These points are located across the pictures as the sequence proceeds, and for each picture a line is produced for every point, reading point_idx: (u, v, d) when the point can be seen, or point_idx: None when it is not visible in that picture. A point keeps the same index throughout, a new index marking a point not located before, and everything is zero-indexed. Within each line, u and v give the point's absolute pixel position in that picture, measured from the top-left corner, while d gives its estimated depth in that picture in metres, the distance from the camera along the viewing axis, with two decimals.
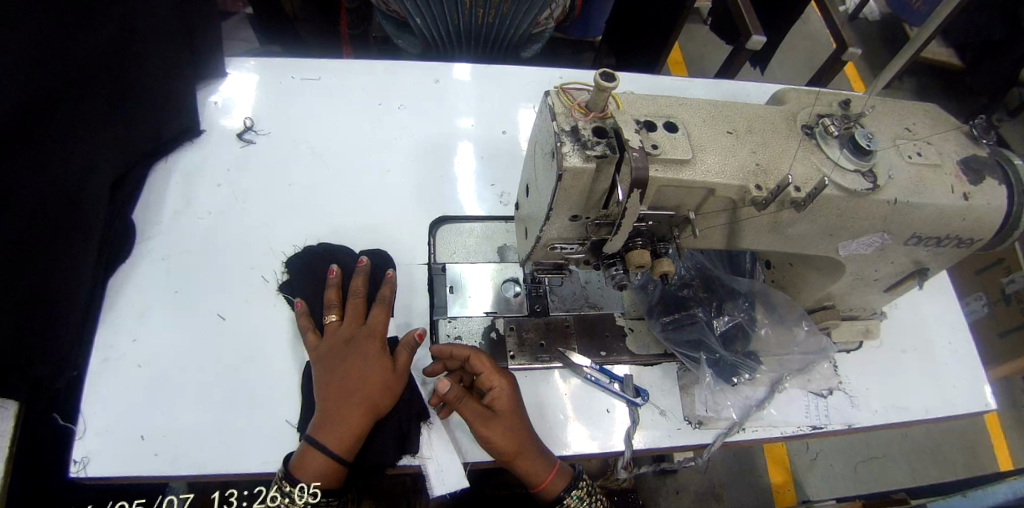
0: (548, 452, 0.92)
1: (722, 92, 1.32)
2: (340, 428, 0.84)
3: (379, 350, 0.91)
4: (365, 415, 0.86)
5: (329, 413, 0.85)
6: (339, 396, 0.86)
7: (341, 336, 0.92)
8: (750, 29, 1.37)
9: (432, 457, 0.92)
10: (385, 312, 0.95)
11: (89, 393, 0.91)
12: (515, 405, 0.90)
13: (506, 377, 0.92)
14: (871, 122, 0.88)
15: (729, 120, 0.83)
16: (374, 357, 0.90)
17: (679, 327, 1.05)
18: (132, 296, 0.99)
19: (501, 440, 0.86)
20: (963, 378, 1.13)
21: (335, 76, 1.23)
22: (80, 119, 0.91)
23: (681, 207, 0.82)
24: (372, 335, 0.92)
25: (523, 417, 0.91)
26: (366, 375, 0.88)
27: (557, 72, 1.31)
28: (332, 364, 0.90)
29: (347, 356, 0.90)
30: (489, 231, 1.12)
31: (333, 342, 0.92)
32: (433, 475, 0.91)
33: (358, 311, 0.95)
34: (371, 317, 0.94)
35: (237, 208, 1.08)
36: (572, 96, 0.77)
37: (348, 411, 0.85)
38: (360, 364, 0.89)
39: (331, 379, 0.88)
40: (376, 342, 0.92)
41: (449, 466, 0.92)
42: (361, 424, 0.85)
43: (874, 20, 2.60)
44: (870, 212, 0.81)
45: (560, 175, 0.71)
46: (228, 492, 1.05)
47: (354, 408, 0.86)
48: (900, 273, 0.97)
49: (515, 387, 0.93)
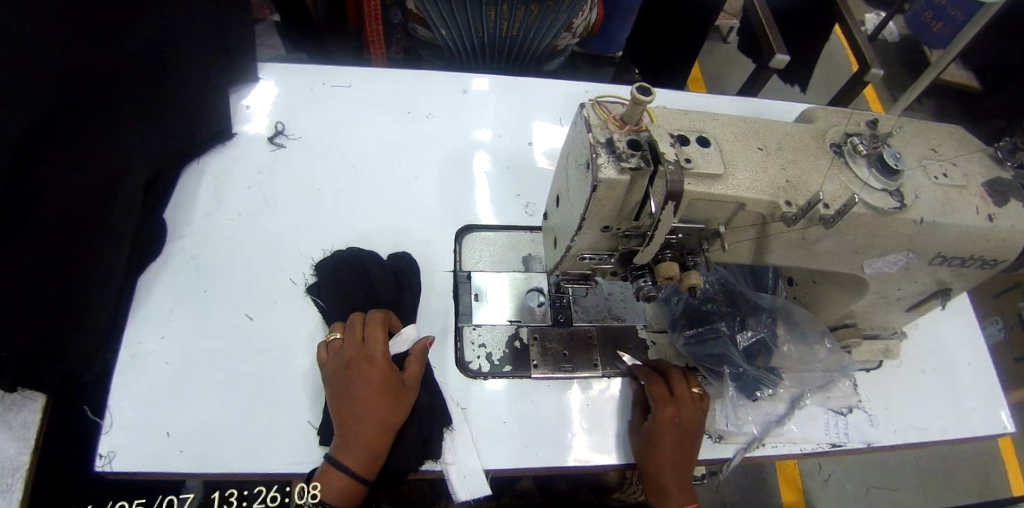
0: (684, 496, 0.91)
1: (750, 110, 1.31)
2: (360, 451, 0.84)
3: (384, 369, 0.87)
4: (384, 433, 0.86)
5: (348, 435, 0.84)
6: (354, 419, 0.85)
7: (344, 357, 0.88)
8: (774, 48, 1.36)
9: (453, 462, 0.92)
10: (382, 326, 0.91)
11: (118, 387, 0.92)
12: (667, 439, 0.91)
13: (677, 411, 0.92)
14: (898, 142, 0.89)
15: (759, 136, 0.84)
16: (381, 378, 0.87)
17: (702, 341, 1.04)
18: (162, 294, 1.00)
19: (637, 450, 0.93)
20: (982, 400, 1.13)
21: (366, 84, 1.25)
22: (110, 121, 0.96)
23: (711, 221, 0.82)
24: (374, 355, 0.88)
25: (677, 451, 0.92)
26: (376, 397, 0.86)
27: (582, 86, 1.31)
28: (342, 388, 0.86)
29: (355, 379, 0.87)
30: (515, 240, 1.12)
31: (337, 363, 0.88)
32: (455, 477, 0.91)
33: (355, 331, 0.91)
34: (370, 335, 0.90)
35: (267, 210, 1.10)
36: (607, 108, 0.79)
37: (365, 433, 0.84)
38: (370, 386, 0.86)
39: (343, 402, 0.86)
40: (379, 362, 0.88)
41: (473, 470, 0.92)
42: (381, 443, 0.85)
43: (893, 42, 2.62)
44: (896, 230, 0.82)
45: (595, 186, 0.73)
46: (228, 492, 1.04)
47: (371, 429, 0.85)
48: (923, 292, 0.97)
49: (681, 428, 0.92)
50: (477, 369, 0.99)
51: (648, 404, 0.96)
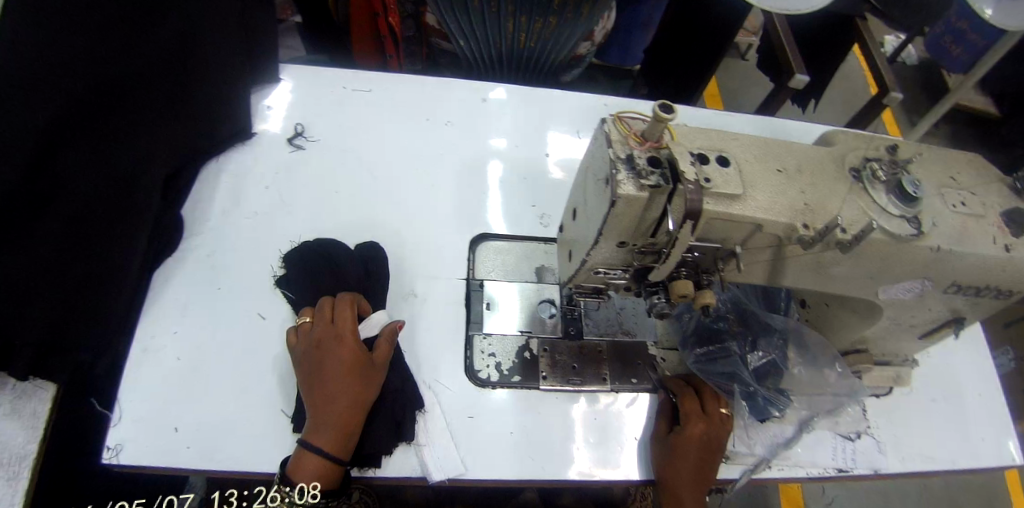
0: None
1: (768, 131, 1.31)
2: (333, 432, 0.84)
3: (352, 347, 0.88)
4: (355, 412, 0.86)
5: (317, 415, 0.84)
6: (323, 398, 0.85)
7: (312, 337, 0.89)
8: (794, 68, 1.36)
9: (428, 445, 0.92)
10: (351, 306, 0.93)
11: (128, 380, 0.93)
12: (695, 453, 0.91)
13: (705, 426, 0.93)
14: (916, 169, 0.89)
15: (779, 158, 0.84)
16: (349, 357, 0.88)
17: (713, 360, 1.03)
18: (177, 289, 1.01)
19: (659, 462, 0.93)
20: (993, 431, 1.11)
21: (387, 88, 1.26)
22: (135, 114, 0.98)
23: (728, 240, 0.82)
24: (343, 334, 0.89)
25: (700, 468, 0.92)
26: (345, 375, 0.86)
27: (600, 99, 1.30)
28: (310, 368, 0.87)
29: (323, 358, 0.87)
30: (529, 251, 1.12)
31: (305, 344, 0.90)
32: (429, 461, 0.91)
33: (324, 312, 0.92)
34: (338, 315, 0.91)
35: (283, 210, 1.10)
36: (627, 124, 0.80)
37: (335, 412, 0.84)
38: (339, 364, 0.87)
39: (313, 382, 0.86)
40: (348, 341, 0.89)
41: (447, 455, 0.92)
42: (351, 421, 0.85)
43: (912, 64, 2.62)
44: (912, 257, 0.82)
45: (614, 201, 0.73)
46: (228, 494, 0.95)
47: (341, 408, 0.85)
48: (937, 320, 0.97)
49: (707, 444, 0.93)
50: (486, 378, 0.99)
51: (674, 418, 0.97)
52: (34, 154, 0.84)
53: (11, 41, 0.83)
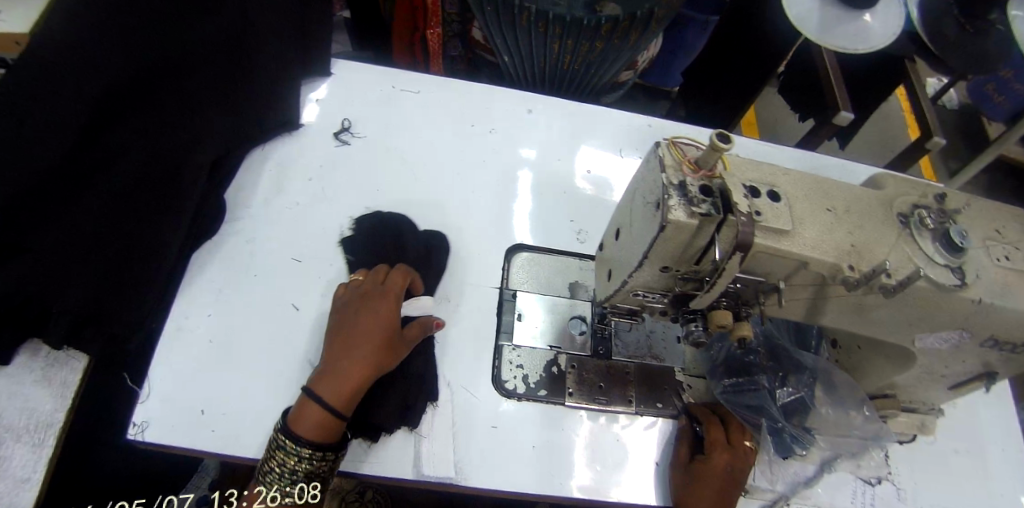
0: None
1: (809, 164, 1.28)
2: (339, 385, 0.85)
3: (390, 312, 0.92)
4: (366, 372, 0.87)
5: (334, 364, 0.87)
6: (344, 349, 0.88)
7: (360, 291, 0.95)
8: (839, 105, 1.35)
9: (428, 437, 0.94)
10: (403, 277, 0.97)
11: (159, 358, 0.93)
12: (716, 483, 0.91)
13: (728, 457, 0.93)
14: (964, 219, 0.87)
15: (829, 197, 0.84)
16: (383, 318, 0.91)
17: (740, 391, 1.03)
18: (214, 273, 1.01)
19: (678, 489, 0.92)
20: (1017, 489, 1.10)
21: (434, 91, 1.26)
22: (183, 100, 1.04)
23: (772, 275, 0.82)
24: (387, 296, 0.94)
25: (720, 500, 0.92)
26: (372, 333, 0.89)
27: (645, 119, 1.30)
28: (346, 319, 0.92)
29: (361, 312, 0.92)
30: (564, 266, 1.13)
31: (351, 297, 0.95)
32: (423, 452, 0.92)
33: (379, 274, 0.98)
34: (390, 279, 0.96)
35: (325, 205, 1.11)
36: (681, 149, 0.80)
37: (349, 366, 0.87)
38: (370, 322, 0.90)
39: (342, 331, 0.90)
40: (389, 305, 0.93)
41: (442, 451, 0.92)
42: (360, 382, 0.86)
43: (952, 109, 2.61)
44: (953, 307, 0.81)
45: (663, 226, 0.73)
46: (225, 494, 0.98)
47: (355, 364, 0.87)
48: (968, 373, 0.95)
49: (730, 476, 0.93)
50: (513, 389, 1.00)
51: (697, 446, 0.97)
52: (82, 128, 0.93)
53: (51, 39, 0.94)
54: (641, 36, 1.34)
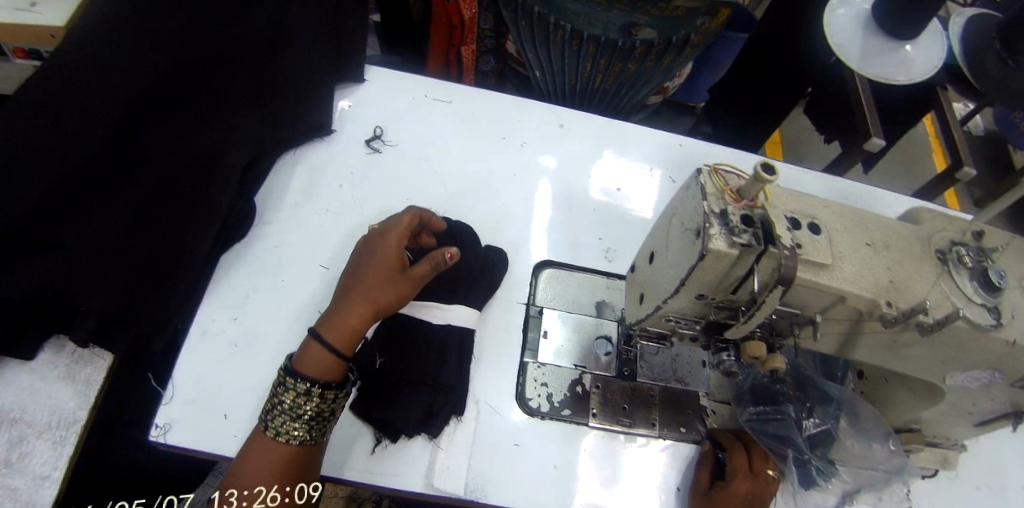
0: None
1: (838, 195, 1.27)
2: (338, 327, 0.88)
3: (389, 253, 0.93)
4: (364, 312, 0.89)
5: (337, 306, 0.91)
6: (347, 293, 0.91)
7: (367, 237, 0.97)
8: (871, 132, 1.33)
9: (445, 448, 0.93)
10: (408, 216, 0.97)
11: (183, 360, 0.93)
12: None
13: (750, 486, 0.92)
14: (1003, 260, 0.85)
15: (867, 231, 0.83)
16: (381, 259, 0.92)
17: (765, 420, 1.03)
18: (241, 276, 1.01)
19: None
20: None
21: (467, 102, 1.26)
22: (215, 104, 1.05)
23: (808, 308, 0.81)
24: (388, 237, 0.95)
25: None
26: (371, 275, 0.91)
27: (676, 138, 1.29)
28: (354, 265, 0.95)
29: (364, 257, 0.94)
30: (592, 285, 1.12)
31: (362, 244, 0.98)
32: (438, 465, 0.92)
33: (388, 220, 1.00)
34: (394, 221, 0.97)
35: (354, 211, 1.11)
36: (723, 177, 0.79)
37: (349, 309, 0.89)
38: (370, 265, 0.92)
39: (348, 277, 0.94)
40: (389, 246, 0.94)
41: (456, 465, 0.92)
42: (358, 321, 0.89)
43: (977, 135, 2.59)
44: (988, 348, 0.80)
45: (703, 255, 0.73)
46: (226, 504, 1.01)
47: (354, 305, 0.89)
48: (995, 411, 0.92)
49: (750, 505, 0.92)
50: (536, 407, 0.99)
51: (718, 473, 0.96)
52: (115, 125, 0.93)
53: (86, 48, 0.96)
54: (675, 58, 1.34)
